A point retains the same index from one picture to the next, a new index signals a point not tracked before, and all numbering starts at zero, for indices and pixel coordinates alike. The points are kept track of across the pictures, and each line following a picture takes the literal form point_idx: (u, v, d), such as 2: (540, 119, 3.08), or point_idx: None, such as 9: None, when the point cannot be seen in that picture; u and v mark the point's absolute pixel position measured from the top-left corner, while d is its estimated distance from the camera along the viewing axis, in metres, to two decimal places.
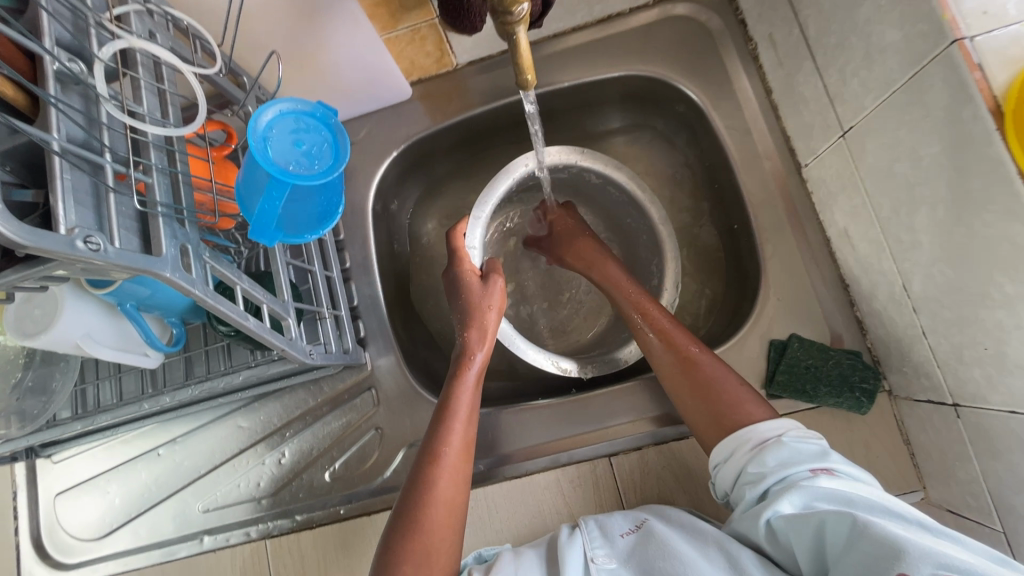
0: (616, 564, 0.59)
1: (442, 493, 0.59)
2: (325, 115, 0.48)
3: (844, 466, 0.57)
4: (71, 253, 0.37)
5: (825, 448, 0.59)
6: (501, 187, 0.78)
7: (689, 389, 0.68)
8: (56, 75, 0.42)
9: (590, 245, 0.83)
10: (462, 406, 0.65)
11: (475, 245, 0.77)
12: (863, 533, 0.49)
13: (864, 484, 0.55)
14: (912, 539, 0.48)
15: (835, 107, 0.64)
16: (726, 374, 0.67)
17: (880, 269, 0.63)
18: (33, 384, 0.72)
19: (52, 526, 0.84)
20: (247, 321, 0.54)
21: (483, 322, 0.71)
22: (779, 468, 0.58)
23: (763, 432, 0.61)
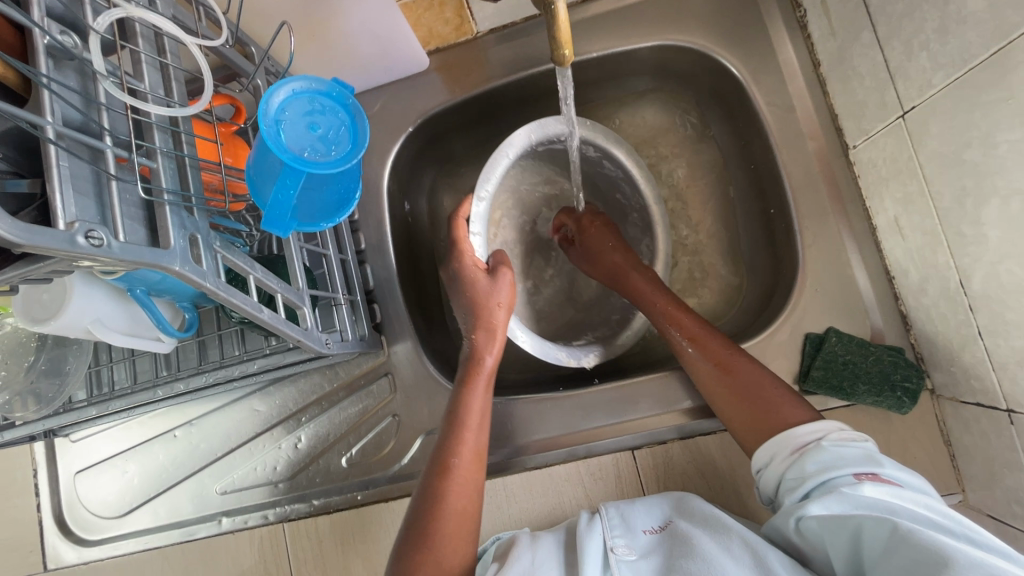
0: (636, 557, 0.57)
1: (454, 505, 0.59)
2: (341, 95, 0.45)
3: (894, 473, 0.52)
4: (73, 250, 0.34)
5: (872, 452, 0.54)
6: (504, 161, 0.73)
7: (726, 394, 0.64)
8: (48, 50, 0.38)
9: (616, 250, 0.78)
10: (472, 415, 0.64)
11: (478, 229, 0.73)
12: (907, 541, 0.46)
13: (913, 492, 0.50)
14: (962, 551, 0.44)
15: (895, 84, 0.58)
16: (762, 375, 0.63)
17: (935, 263, 0.59)
18: (47, 368, 0.71)
19: (73, 503, 0.85)
20: (261, 313, 0.51)
21: (491, 321, 0.69)
22: (818, 473, 0.53)
23: (802, 436, 0.57)
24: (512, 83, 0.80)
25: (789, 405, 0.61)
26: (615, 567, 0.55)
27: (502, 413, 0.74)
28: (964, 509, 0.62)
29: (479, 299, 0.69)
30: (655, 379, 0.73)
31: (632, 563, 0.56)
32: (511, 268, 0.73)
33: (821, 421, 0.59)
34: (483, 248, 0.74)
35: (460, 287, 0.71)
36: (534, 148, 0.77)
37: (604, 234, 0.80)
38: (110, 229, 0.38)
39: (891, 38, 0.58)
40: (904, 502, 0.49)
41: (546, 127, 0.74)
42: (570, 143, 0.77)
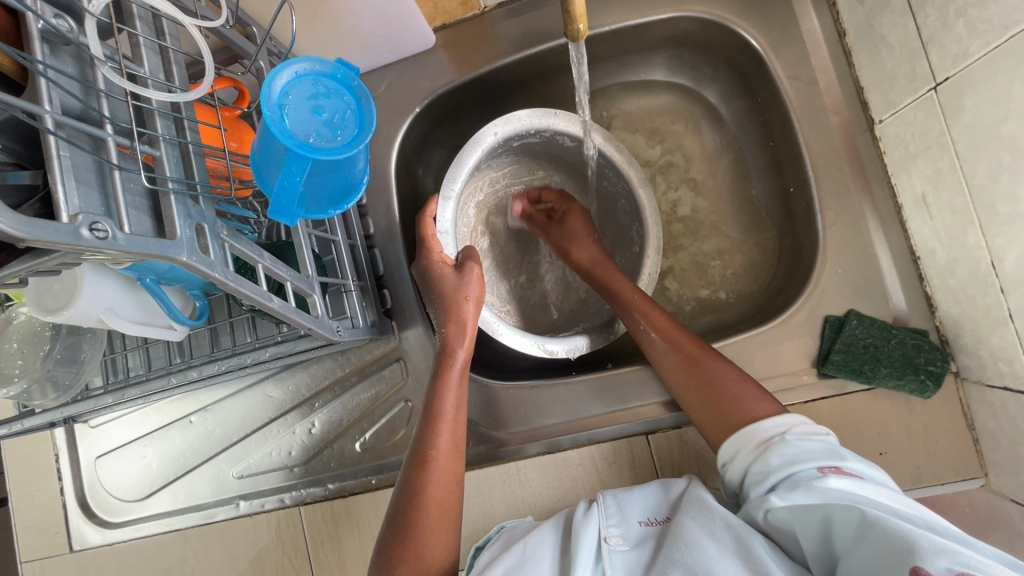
0: (629, 548, 0.57)
1: (435, 495, 0.59)
2: (346, 77, 0.43)
3: (857, 465, 0.52)
4: (77, 244, 0.34)
5: (836, 448, 0.55)
6: (471, 159, 0.71)
7: (694, 389, 0.65)
8: (43, 35, 0.36)
9: (590, 246, 0.78)
10: (447, 409, 0.63)
11: (446, 228, 0.71)
12: (871, 526, 0.45)
13: (877, 485, 0.50)
14: (926, 535, 0.43)
15: (927, 54, 0.55)
16: (728, 370, 0.64)
17: (964, 243, 0.57)
18: (63, 356, 0.71)
19: (95, 486, 0.86)
20: (271, 303, 0.51)
21: (461, 315, 0.66)
22: (783, 466, 0.54)
23: (766, 430, 0.58)
24: (522, 60, 0.78)
25: (755, 400, 0.61)
26: (607, 559, 0.55)
27: (514, 399, 0.74)
28: (987, 494, 0.61)
29: (446, 294, 0.67)
30: None
31: (625, 555, 0.56)
32: (480, 263, 0.70)
33: (790, 414, 0.60)
34: (453, 247, 0.72)
35: (428, 284, 0.69)
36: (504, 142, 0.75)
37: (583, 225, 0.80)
38: (115, 220, 0.38)
39: (925, 4, 0.55)
40: (869, 492, 0.49)
41: (511, 122, 0.73)
42: (539, 135, 0.76)
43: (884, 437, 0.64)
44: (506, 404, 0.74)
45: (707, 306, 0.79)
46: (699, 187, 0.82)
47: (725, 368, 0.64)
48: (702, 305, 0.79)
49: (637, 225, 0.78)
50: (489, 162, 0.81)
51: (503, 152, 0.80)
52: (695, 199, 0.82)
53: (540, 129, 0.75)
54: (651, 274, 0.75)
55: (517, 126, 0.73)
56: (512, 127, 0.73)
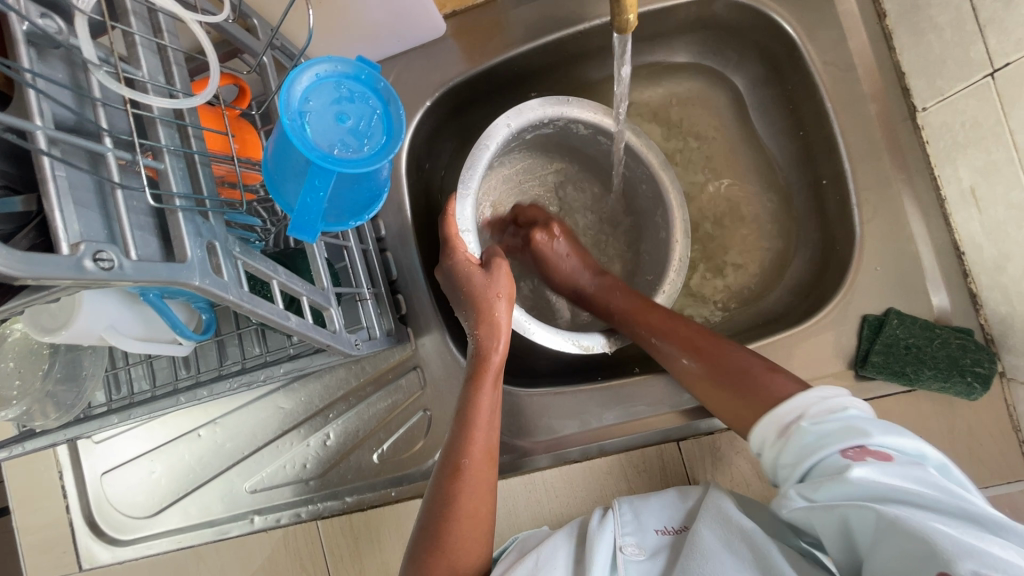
0: (645, 557, 0.54)
1: (465, 507, 0.55)
2: (370, 77, 0.40)
3: (885, 441, 0.47)
4: (81, 278, 0.30)
5: (857, 423, 0.49)
6: (486, 154, 0.67)
7: (717, 385, 0.60)
8: (29, 38, 0.32)
9: (570, 268, 0.75)
10: (481, 415, 0.59)
11: (469, 225, 0.67)
12: (894, 528, 0.42)
13: (907, 464, 0.45)
14: (955, 538, 0.39)
15: (985, 37, 0.54)
16: (745, 358, 0.59)
17: (1018, 240, 0.54)
18: (63, 375, 0.67)
19: (102, 503, 0.83)
20: (289, 321, 0.47)
21: (493, 315, 0.63)
22: (803, 457, 0.49)
23: (782, 414, 0.53)
24: (538, 47, 0.73)
25: (776, 380, 0.57)
26: (622, 569, 0.53)
27: (539, 407, 0.71)
28: None
29: (476, 293, 0.63)
30: None
31: (640, 565, 0.53)
32: (506, 259, 0.67)
33: (816, 389, 0.54)
34: (477, 245, 0.68)
35: (456, 282, 0.65)
36: (517, 136, 0.71)
37: (558, 248, 0.75)
38: (120, 246, 0.34)
39: None
40: (895, 479, 0.44)
41: (524, 113, 0.69)
42: (552, 125, 0.72)
43: (926, 440, 0.62)
44: (530, 412, 0.71)
45: (735, 305, 0.75)
46: (724, 180, 0.78)
47: (737, 353, 0.60)
48: (731, 303, 0.76)
49: (660, 212, 0.73)
50: (500, 157, 0.76)
51: (517, 146, 0.75)
52: (721, 191, 0.78)
53: (555, 118, 0.70)
54: (681, 258, 0.71)
55: (531, 117, 0.69)
56: (527, 119, 0.69)
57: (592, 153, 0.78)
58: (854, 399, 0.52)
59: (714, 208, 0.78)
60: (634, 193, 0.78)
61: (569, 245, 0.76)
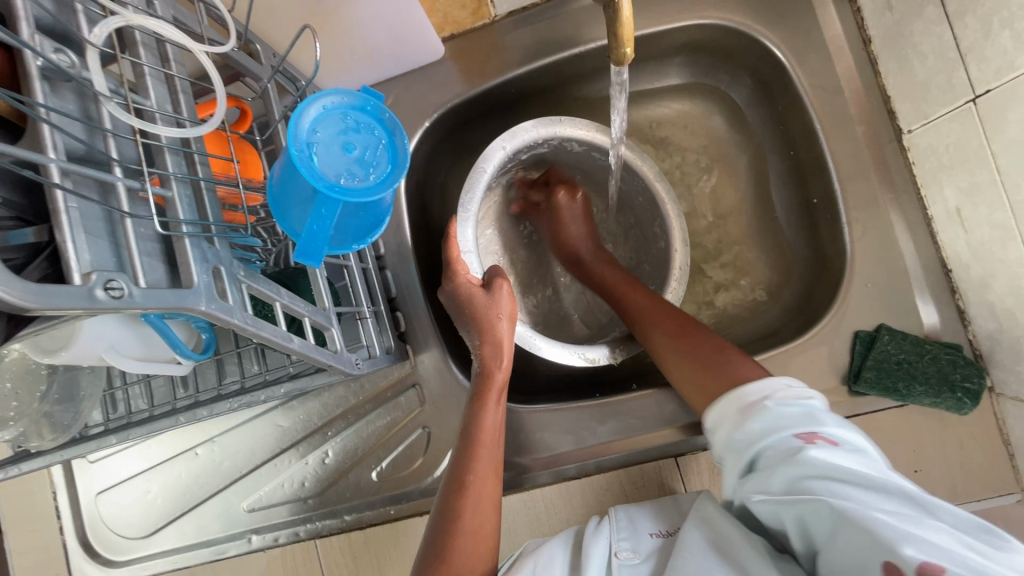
0: (640, 561, 0.54)
1: (471, 524, 0.56)
2: (375, 107, 0.41)
3: (836, 430, 0.50)
4: (92, 306, 0.31)
5: (814, 411, 0.51)
6: (484, 175, 0.68)
7: (681, 353, 0.63)
8: (42, 73, 0.33)
9: (579, 234, 0.78)
10: (486, 435, 0.60)
11: (469, 246, 0.68)
12: (839, 514, 0.44)
13: (853, 452, 0.48)
14: (893, 523, 0.42)
15: (966, 65, 0.56)
16: (719, 342, 0.62)
17: (1003, 258, 0.56)
18: (60, 396, 0.67)
19: (96, 524, 0.82)
20: (291, 343, 0.48)
21: (495, 334, 0.64)
22: (761, 438, 0.52)
23: (749, 394, 0.55)
24: (534, 70, 0.75)
25: (745, 363, 0.59)
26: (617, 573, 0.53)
27: (538, 424, 0.71)
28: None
29: (478, 314, 0.64)
30: None
31: (635, 569, 0.53)
32: (508, 279, 0.68)
33: (782, 377, 0.56)
34: (478, 265, 0.69)
35: (456, 301, 0.66)
36: (513, 156, 0.72)
37: (572, 207, 0.77)
38: (128, 274, 0.34)
39: (963, 13, 0.55)
40: (846, 464, 0.46)
41: (518, 135, 0.70)
42: (547, 144, 0.72)
43: (919, 454, 0.63)
44: (529, 429, 0.71)
45: (729, 321, 0.77)
46: (717, 198, 0.80)
47: (711, 334, 0.63)
48: (726, 319, 0.77)
49: (659, 227, 0.75)
50: (499, 177, 0.78)
51: (514, 165, 0.77)
52: (715, 208, 0.80)
53: (552, 138, 0.71)
54: (681, 267, 0.72)
55: (527, 138, 0.70)
56: (524, 140, 0.70)
57: (589, 167, 0.79)
58: (816, 393, 0.55)
59: (708, 225, 0.80)
60: (633, 208, 0.79)
61: (583, 222, 0.78)
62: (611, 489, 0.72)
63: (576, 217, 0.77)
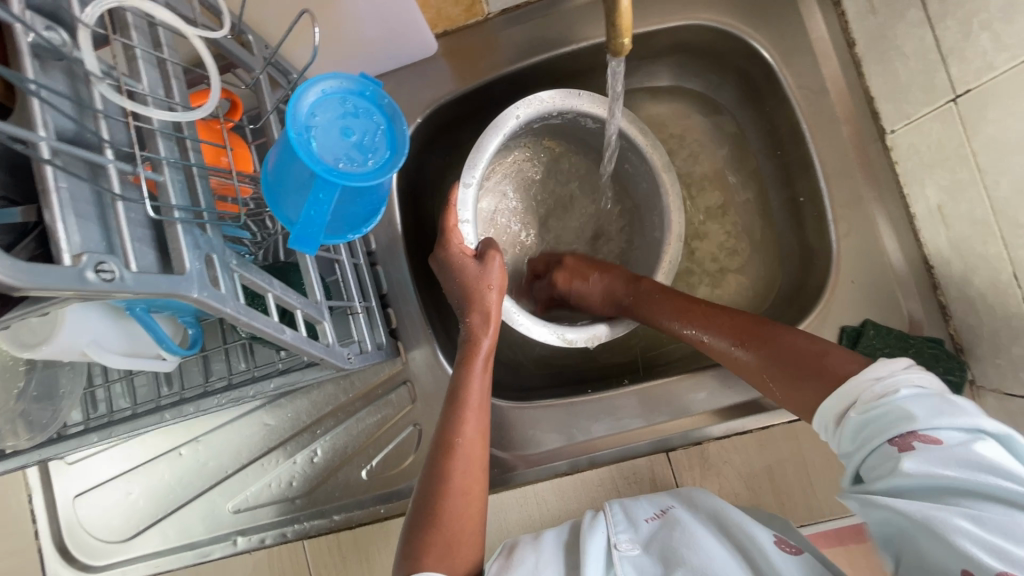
0: (639, 551, 0.54)
1: (460, 485, 0.55)
2: (374, 93, 0.41)
3: (939, 427, 0.44)
4: (82, 288, 0.30)
5: (908, 403, 0.46)
6: (492, 143, 0.68)
7: (781, 365, 0.56)
8: (33, 49, 0.32)
9: (595, 291, 0.76)
10: (472, 397, 0.59)
11: (468, 215, 0.68)
12: (924, 527, 0.42)
13: (956, 445, 0.43)
14: (976, 533, 0.40)
15: (947, 66, 0.57)
16: (798, 337, 0.57)
17: (983, 254, 0.58)
18: (38, 393, 0.65)
19: (73, 528, 0.80)
20: (284, 334, 0.47)
21: (485, 304, 0.64)
22: (859, 443, 0.48)
23: (859, 388, 0.50)
24: (526, 68, 0.75)
25: (828, 360, 0.54)
26: (618, 565, 0.52)
27: (529, 419, 0.71)
28: None
29: (469, 284, 0.64)
30: (690, 375, 0.70)
31: (636, 559, 0.53)
32: (500, 252, 0.67)
33: (874, 368, 0.50)
34: (474, 235, 0.69)
35: (447, 276, 0.67)
36: (525, 126, 0.71)
37: (575, 280, 0.77)
38: (120, 258, 0.34)
39: (944, 16, 0.57)
40: (943, 469, 0.42)
41: (533, 103, 0.69)
42: (561, 116, 0.71)
43: None
44: (522, 426, 0.71)
45: None
46: (707, 197, 0.81)
47: (784, 331, 0.59)
48: None
49: (657, 220, 0.75)
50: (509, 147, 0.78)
51: (523, 135, 0.75)
52: (706, 207, 0.81)
53: (563, 110, 0.70)
54: (671, 260, 0.73)
55: (542, 108, 0.69)
56: (536, 107, 0.69)
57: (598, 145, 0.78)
58: (914, 374, 0.49)
59: (698, 222, 0.81)
60: (638, 189, 0.78)
61: (596, 273, 0.76)
62: (603, 485, 0.72)
63: (582, 275, 0.76)
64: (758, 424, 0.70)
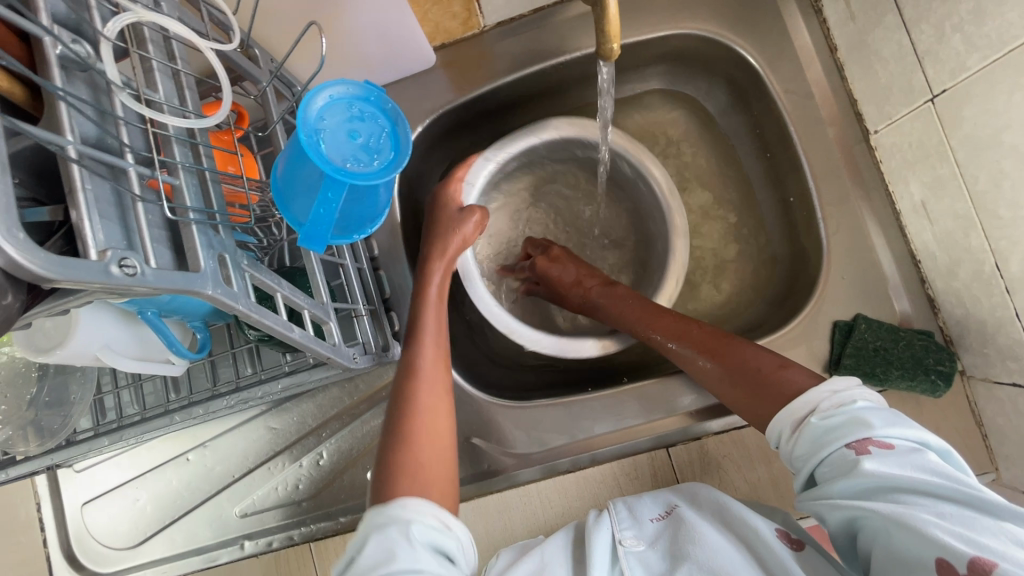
0: (645, 547, 0.54)
1: (425, 403, 0.57)
2: (379, 99, 0.43)
3: (889, 433, 0.47)
4: (107, 282, 0.32)
5: (863, 413, 0.49)
6: (531, 139, 0.75)
7: (733, 379, 0.60)
8: (60, 61, 0.34)
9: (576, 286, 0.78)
10: (430, 325, 0.62)
11: (475, 180, 0.74)
12: (897, 527, 0.43)
13: (908, 452, 0.46)
14: (946, 527, 0.41)
15: (923, 68, 0.60)
16: (758, 355, 0.59)
17: (967, 247, 0.60)
18: (50, 398, 0.66)
19: (81, 536, 0.80)
20: (292, 333, 0.48)
21: (448, 246, 0.68)
22: (815, 450, 0.50)
23: (804, 403, 0.52)
24: (522, 77, 0.78)
25: (787, 375, 0.56)
26: (623, 560, 0.53)
27: (531, 419, 0.72)
28: (1000, 487, 0.63)
29: (440, 227, 0.69)
30: (689, 372, 0.71)
31: (642, 555, 0.54)
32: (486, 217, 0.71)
33: (827, 381, 0.53)
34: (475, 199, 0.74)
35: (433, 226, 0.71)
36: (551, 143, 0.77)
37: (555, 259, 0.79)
38: (140, 255, 0.36)
39: (919, 20, 0.59)
40: (902, 470, 0.45)
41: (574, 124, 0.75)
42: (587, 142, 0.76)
43: None
44: (524, 426, 0.72)
45: (713, 317, 0.79)
46: (700, 199, 0.83)
47: (745, 347, 0.61)
48: (711, 315, 0.80)
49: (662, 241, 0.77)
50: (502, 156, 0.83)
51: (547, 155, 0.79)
52: (699, 209, 0.83)
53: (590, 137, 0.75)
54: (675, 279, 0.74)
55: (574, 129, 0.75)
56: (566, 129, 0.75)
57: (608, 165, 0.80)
58: (864, 390, 0.52)
59: (692, 224, 0.83)
60: (634, 190, 0.80)
61: (572, 266, 0.79)
62: (605, 482, 0.73)
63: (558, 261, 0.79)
64: None
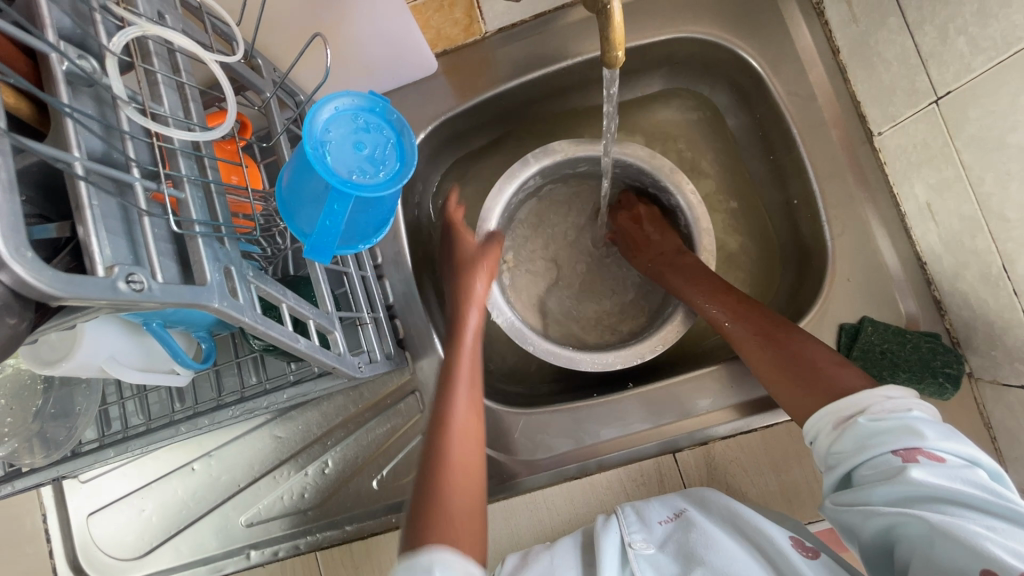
0: (655, 549, 0.54)
1: (463, 425, 0.59)
2: (384, 109, 0.43)
3: (940, 443, 0.47)
4: (115, 298, 0.32)
5: (915, 422, 0.48)
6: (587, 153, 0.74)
7: (784, 368, 0.59)
8: (66, 77, 0.34)
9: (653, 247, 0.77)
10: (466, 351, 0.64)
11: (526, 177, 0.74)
12: (940, 534, 0.43)
13: (958, 465, 0.46)
14: (992, 538, 0.41)
15: (927, 69, 0.60)
16: (818, 351, 0.59)
17: (973, 249, 0.59)
18: (56, 410, 0.66)
19: (87, 547, 0.80)
20: (298, 343, 0.48)
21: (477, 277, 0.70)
22: (858, 451, 0.50)
23: (850, 404, 0.52)
24: (524, 83, 0.78)
25: (844, 374, 0.56)
26: (634, 562, 0.53)
27: (537, 425, 0.72)
28: None
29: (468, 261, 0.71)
30: (694, 377, 0.71)
31: (652, 557, 0.53)
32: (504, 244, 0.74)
33: (879, 388, 0.52)
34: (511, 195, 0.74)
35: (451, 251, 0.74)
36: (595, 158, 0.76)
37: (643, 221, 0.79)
38: (146, 269, 0.35)
39: (923, 22, 0.59)
40: (950, 480, 0.45)
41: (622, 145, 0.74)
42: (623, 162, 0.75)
43: None
44: (529, 432, 0.72)
45: None
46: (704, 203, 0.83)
47: (804, 341, 0.60)
48: None
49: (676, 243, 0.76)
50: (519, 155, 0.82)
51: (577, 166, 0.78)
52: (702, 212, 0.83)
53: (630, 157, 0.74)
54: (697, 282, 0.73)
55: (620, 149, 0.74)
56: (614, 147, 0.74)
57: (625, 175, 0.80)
58: (919, 401, 0.51)
59: None
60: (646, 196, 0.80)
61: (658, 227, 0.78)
62: (611, 488, 0.73)
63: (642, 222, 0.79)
64: (763, 422, 0.71)
